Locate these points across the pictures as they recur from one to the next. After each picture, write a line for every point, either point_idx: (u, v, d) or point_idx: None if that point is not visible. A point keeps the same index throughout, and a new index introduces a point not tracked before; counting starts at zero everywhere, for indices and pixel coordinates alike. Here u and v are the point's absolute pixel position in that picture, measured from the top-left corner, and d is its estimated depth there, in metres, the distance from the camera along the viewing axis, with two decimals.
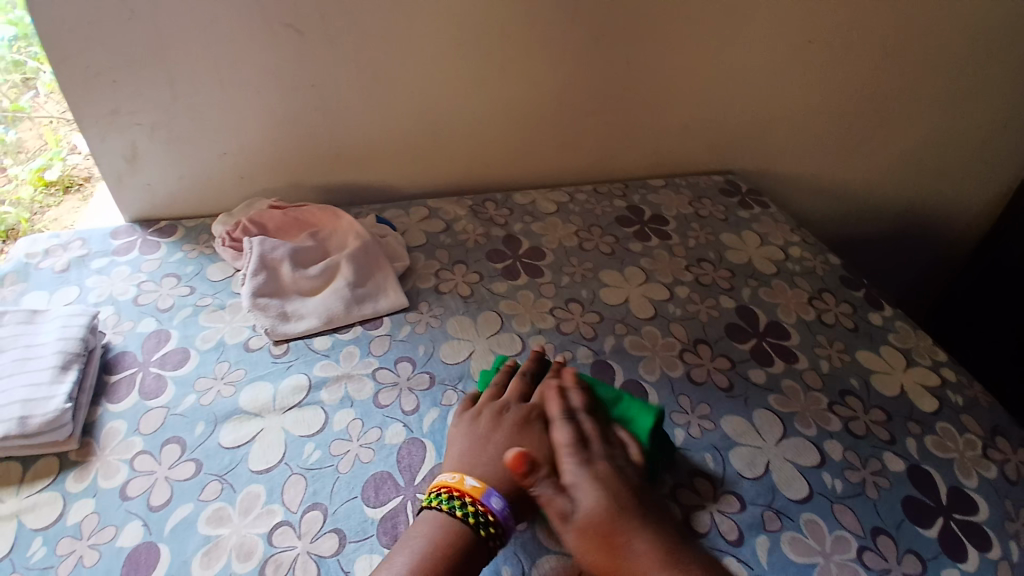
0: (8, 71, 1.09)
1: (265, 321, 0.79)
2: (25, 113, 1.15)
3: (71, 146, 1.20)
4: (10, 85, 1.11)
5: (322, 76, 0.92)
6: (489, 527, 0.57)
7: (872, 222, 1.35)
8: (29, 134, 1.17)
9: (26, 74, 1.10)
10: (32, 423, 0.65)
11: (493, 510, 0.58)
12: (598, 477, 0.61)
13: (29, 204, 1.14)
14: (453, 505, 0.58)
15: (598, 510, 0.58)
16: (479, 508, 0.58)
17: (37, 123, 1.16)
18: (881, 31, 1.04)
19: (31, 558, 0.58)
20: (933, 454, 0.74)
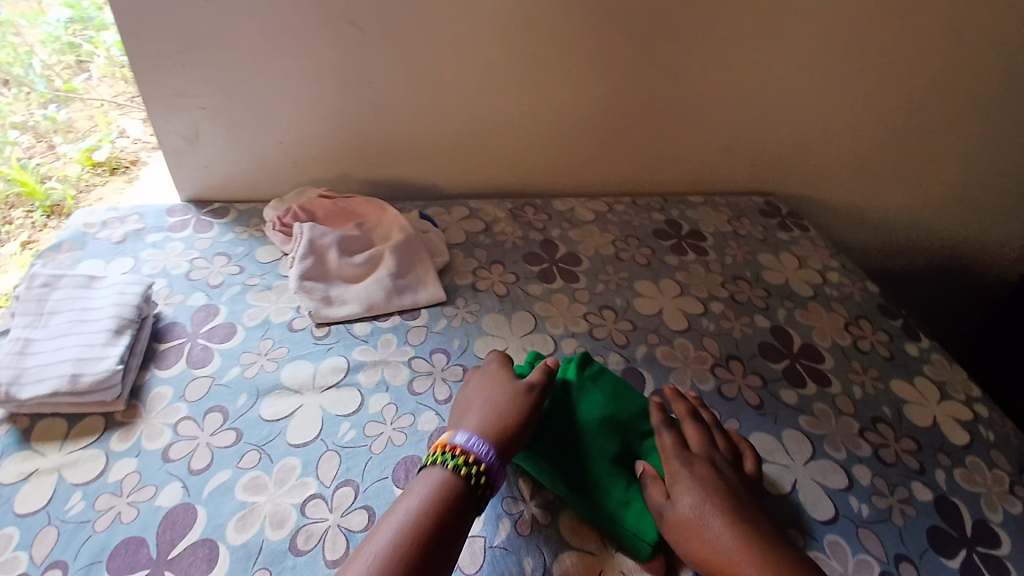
0: (63, 51, 1.23)
1: (309, 304, 0.82)
2: (77, 94, 1.25)
3: (119, 130, 1.28)
4: (65, 67, 1.24)
5: (377, 73, 0.96)
6: (481, 475, 0.57)
7: (913, 255, 1.33)
8: (80, 114, 1.25)
9: (81, 56, 1.25)
10: (84, 381, 0.68)
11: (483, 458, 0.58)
12: (698, 474, 0.60)
13: (76, 182, 1.18)
14: (447, 459, 0.57)
15: (700, 502, 0.57)
16: (469, 458, 0.57)
17: (88, 104, 1.26)
18: (937, 63, 1.03)
19: (69, 511, 0.61)
20: (962, 487, 0.73)
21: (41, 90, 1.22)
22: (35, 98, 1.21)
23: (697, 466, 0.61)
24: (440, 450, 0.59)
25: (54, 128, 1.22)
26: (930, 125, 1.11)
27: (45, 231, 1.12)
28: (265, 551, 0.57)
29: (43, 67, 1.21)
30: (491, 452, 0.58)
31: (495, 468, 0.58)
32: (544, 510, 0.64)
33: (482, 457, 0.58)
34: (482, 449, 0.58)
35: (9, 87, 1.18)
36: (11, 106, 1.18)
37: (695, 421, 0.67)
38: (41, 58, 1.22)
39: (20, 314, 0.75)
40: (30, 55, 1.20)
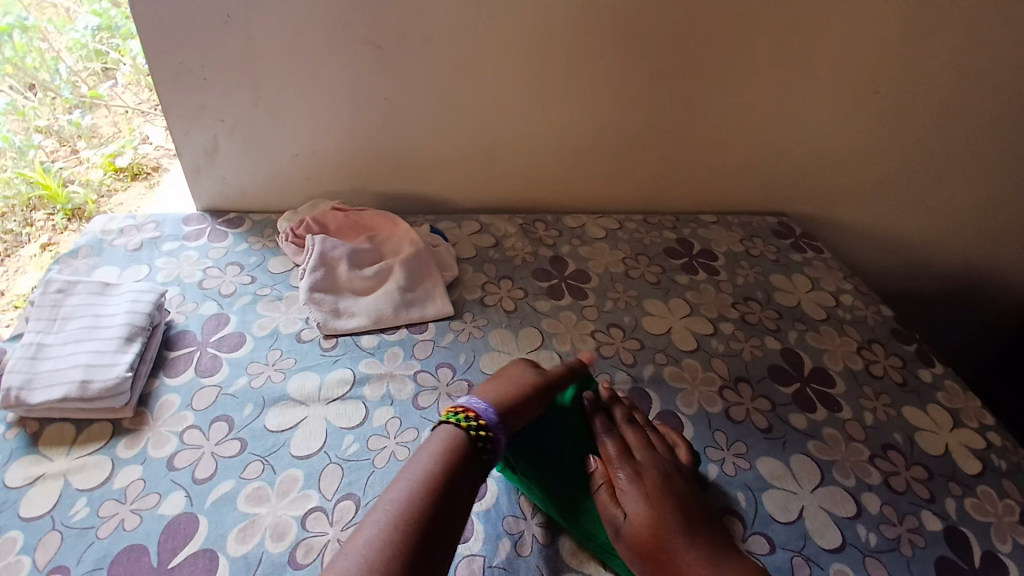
0: (89, 58, 1.26)
1: (318, 316, 0.83)
2: (102, 100, 1.29)
3: (142, 136, 1.31)
4: (91, 74, 1.28)
5: (393, 89, 0.97)
6: (485, 438, 0.59)
7: (930, 279, 1.31)
8: (103, 120, 1.29)
9: (107, 64, 1.29)
10: (93, 388, 0.69)
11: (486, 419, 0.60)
12: (646, 485, 0.61)
13: (98, 187, 1.22)
14: (455, 417, 0.60)
15: (650, 517, 0.58)
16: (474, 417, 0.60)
17: (112, 111, 1.30)
18: (955, 87, 1.02)
19: (73, 517, 0.61)
20: (971, 516, 0.71)
21: (67, 95, 1.25)
22: (60, 103, 1.24)
23: (644, 476, 0.62)
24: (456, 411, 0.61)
25: (78, 133, 1.25)
26: (949, 148, 1.10)
27: (65, 234, 1.15)
28: (264, 564, 0.57)
29: (69, 73, 1.24)
30: (496, 414, 0.61)
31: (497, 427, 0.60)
32: (545, 531, 0.63)
33: (486, 418, 0.60)
34: (487, 411, 0.61)
35: (36, 92, 1.21)
36: (37, 110, 1.22)
37: (633, 426, 0.67)
38: (68, 64, 1.24)
39: (34, 318, 0.76)
40: (56, 61, 1.23)
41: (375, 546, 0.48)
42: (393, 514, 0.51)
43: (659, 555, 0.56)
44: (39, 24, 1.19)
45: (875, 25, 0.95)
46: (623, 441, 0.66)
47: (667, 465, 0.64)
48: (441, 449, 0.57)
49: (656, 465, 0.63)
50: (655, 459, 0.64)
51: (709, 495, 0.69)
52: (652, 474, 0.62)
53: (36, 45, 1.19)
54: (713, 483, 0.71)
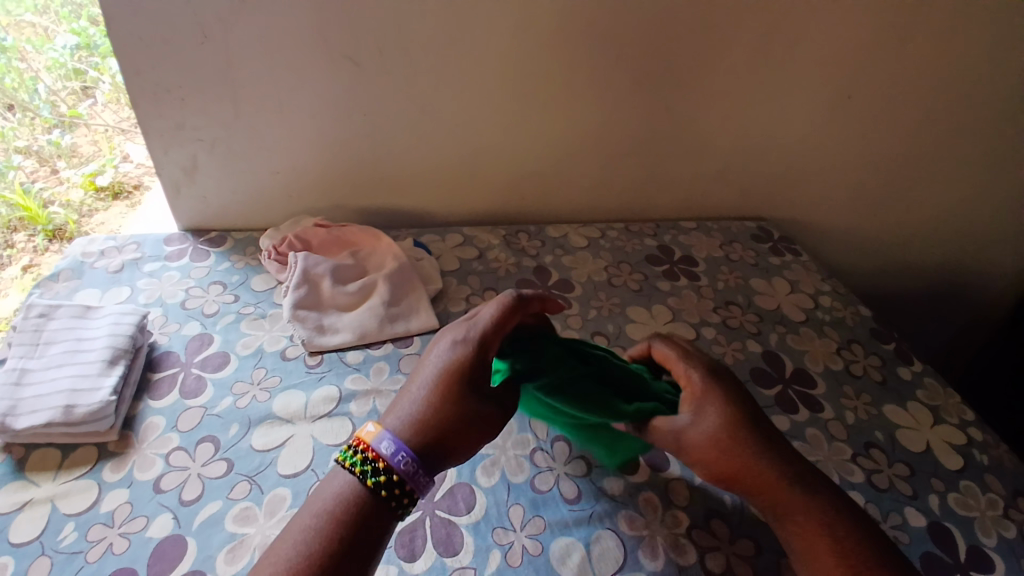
0: (68, 77, 1.22)
1: (303, 332, 0.83)
2: (82, 120, 1.25)
3: (123, 155, 1.30)
4: (70, 92, 1.23)
5: (372, 105, 0.98)
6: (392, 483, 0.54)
7: (907, 279, 1.34)
8: (83, 139, 1.26)
9: (86, 83, 1.24)
10: (77, 412, 0.69)
11: (394, 466, 0.54)
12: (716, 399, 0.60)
13: (78, 207, 1.21)
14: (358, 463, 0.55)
15: (725, 428, 0.59)
16: (380, 465, 0.54)
17: (92, 130, 1.26)
18: (919, 92, 1.05)
19: (62, 541, 0.61)
20: (956, 512, 0.72)
21: (45, 115, 1.21)
22: (39, 123, 1.21)
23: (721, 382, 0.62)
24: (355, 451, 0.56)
25: (58, 153, 1.22)
26: (917, 150, 1.13)
27: (46, 254, 1.15)
28: None
29: (48, 92, 1.20)
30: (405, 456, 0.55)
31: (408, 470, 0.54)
32: (535, 541, 0.64)
33: (394, 465, 0.54)
34: (399, 456, 0.55)
35: (13, 112, 1.18)
36: (14, 131, 1.18)
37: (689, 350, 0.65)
38: (46, 83, 1.20)
39: (16, 344, 0.76)
40: (34, 81, 1.18)
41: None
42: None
43: (745, 475, 0.58)
44: (17, 43, 1.15)
45: (839, 33, 0.98)
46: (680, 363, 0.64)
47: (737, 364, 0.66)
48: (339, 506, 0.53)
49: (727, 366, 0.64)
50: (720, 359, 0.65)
51: (693, 498, 0.69)
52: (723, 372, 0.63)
53: (14, 65, 1.15)
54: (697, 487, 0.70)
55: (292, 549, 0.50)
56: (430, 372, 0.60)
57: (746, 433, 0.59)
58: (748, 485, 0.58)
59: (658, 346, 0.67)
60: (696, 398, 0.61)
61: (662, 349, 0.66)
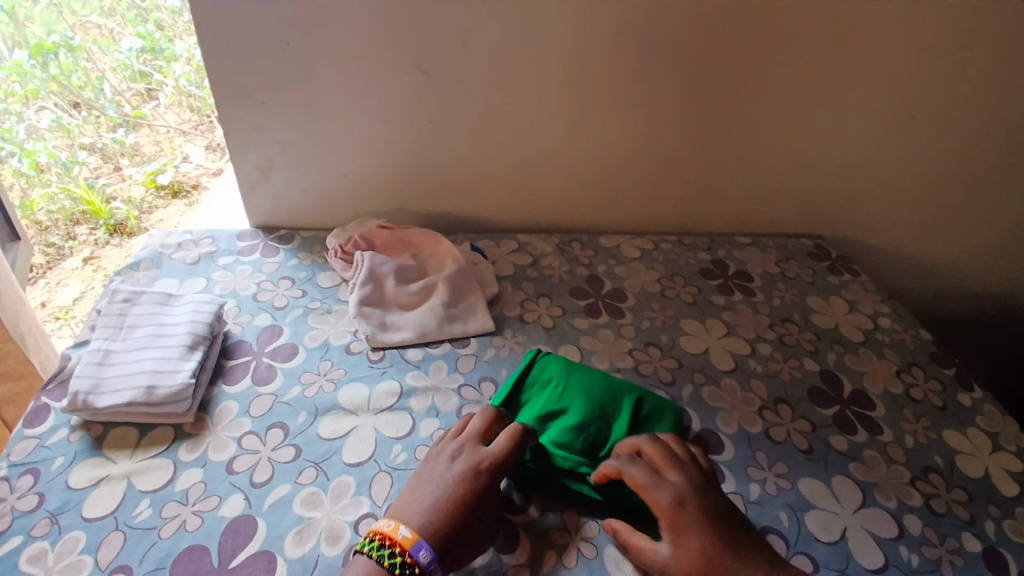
0: (133, 79, 1.48)
1: (367, 329, 0.86)
2: (145, 120, 1.49)
3: (183, 155, 1.51)
4: (135, 94, 1.49)
5: (437, 113, 1.01)
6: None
7: (970, 304, 1.30)
8: (145, 138, 1.51)
9: (150, 84, 1.50)
10: (158, 393, 0.73)
11: (415, 557, 0.56)
12: (685, 513, 0.60)
13: (139, 204, 1.43)
14: (382, 554, 0.56)
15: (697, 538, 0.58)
16: (402, 556, 0.56)
17: (154, 130, 1.51)
18: (995, 111, 1.02)
19: (136, 517, 0.64)
20: (1011, 538, 0.70)
21: (110, 114, 1.46)
22: (104, 121, 1.46)
23: (686, 504, 0.61)
24: (377, 538, 0.57)
25: (121, 151, 1.47)
26: (989, 171, 1.10)
27: (105, 247, 1.38)
28: (321, 565, 0.60)
29: (113, 93, 1.46)
30: (429, 550, 0.56)
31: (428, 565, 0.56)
32: (591, 545, 0.64)
33: (416, 559, 0.56)
34: (422, 551, 0.56)
35: (80, 110, 1.45)
36: (81, 127, 1.45)
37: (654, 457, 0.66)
38: (112, 84, 1.46)
39: (101, 326, 0.81)
40: (101, 80, 1.45)
41: None
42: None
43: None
44: (83, 44, 1.41)
45: (912, 49, 0.96)
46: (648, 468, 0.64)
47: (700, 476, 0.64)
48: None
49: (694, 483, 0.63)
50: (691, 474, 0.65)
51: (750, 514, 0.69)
52: (684, 493, 0.61)
53: (81, 64, 1.42)
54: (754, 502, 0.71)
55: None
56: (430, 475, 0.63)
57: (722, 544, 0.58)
58: None
59: (627, 472, 0.64)
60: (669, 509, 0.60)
61: (631, 477, 0.63)
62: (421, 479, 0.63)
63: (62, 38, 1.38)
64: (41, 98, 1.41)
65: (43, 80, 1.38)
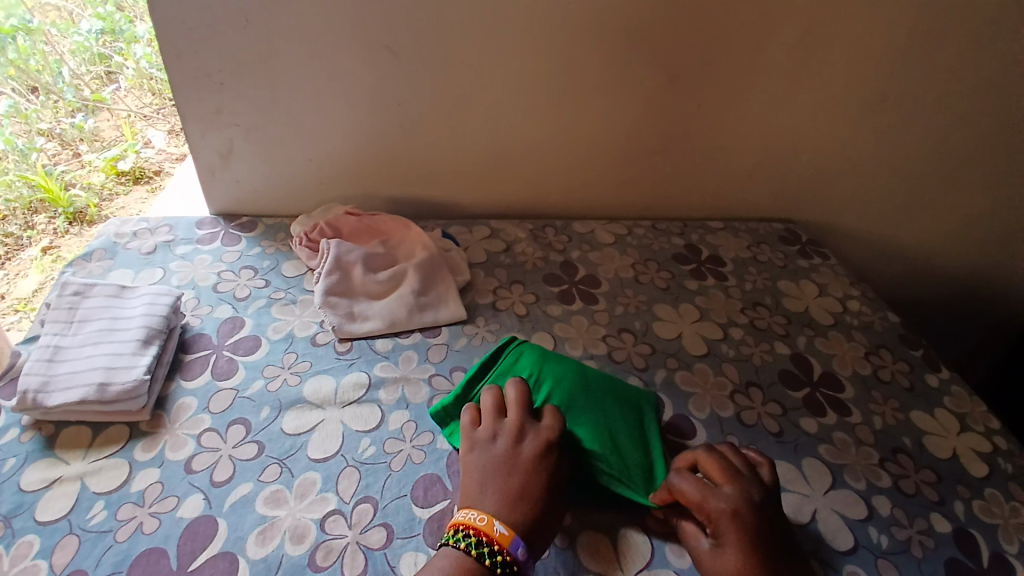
0: (92, 62, 1.43)
1: (333, 319, 0.83)
2: (105, 104, 1.45)
3: (144, 140, 1.47)
4: (94, 77, 1.44)
5: (406, 95, 0.98)
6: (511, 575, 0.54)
7: (933, 286, 1.32)
8: (105, 123, 1.45)
9: (110, 67, 1.45)
10: (111, 391, 0.69)
11: (514, 555, 0.55)
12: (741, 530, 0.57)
13: (99, 191, 1.37)
14: (480, 550, 0.55)
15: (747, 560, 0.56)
16: (506, 555, 0.55)
17: (115, 114, 1.46)
18: (964, 98, 1.03)
19: (90, 520, 0.61)
20: (979, 518, 0.71)
21: (69, 98, 1.40)
22: (62, 106, 1.39)
23: (744, 518, 0.58)
24: (474, 534, 0.55)
25: (81, 137, 1.40)
26: (954, 155, 1.11)
27: (65, 237, 1.30)
28: (285, 565, 0.58)
29: (72, 76, 1.40)
30: (524, 546, 0.56)
31: (524, 563, 0.55)
32: (563, 534, 0.63)
33: (515, 555, 0.55)
34: (518, 548, 0.55)
35: (38, 94, 1.35)
36: (39, 113, 1.35)
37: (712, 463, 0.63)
38: (70, 67, 1.40)
39: (50, 321, 0.76)
40: (59, 64, 1.37)
41: None
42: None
43: None
44: (41, 26, 1.33)
45: (883, 31, 0.96)
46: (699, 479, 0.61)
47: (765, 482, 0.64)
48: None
49: (746, 493, 0.61)
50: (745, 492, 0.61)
51: None
52: (739, 506, 0.59)
53: (39, 48, 1.33)
54: None
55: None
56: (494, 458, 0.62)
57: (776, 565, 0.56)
58: None
59: (677, 484, 0.61)
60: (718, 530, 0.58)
61: (683, 489, 0.60)
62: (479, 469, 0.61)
63: (20, 21, 1.30)
64: None
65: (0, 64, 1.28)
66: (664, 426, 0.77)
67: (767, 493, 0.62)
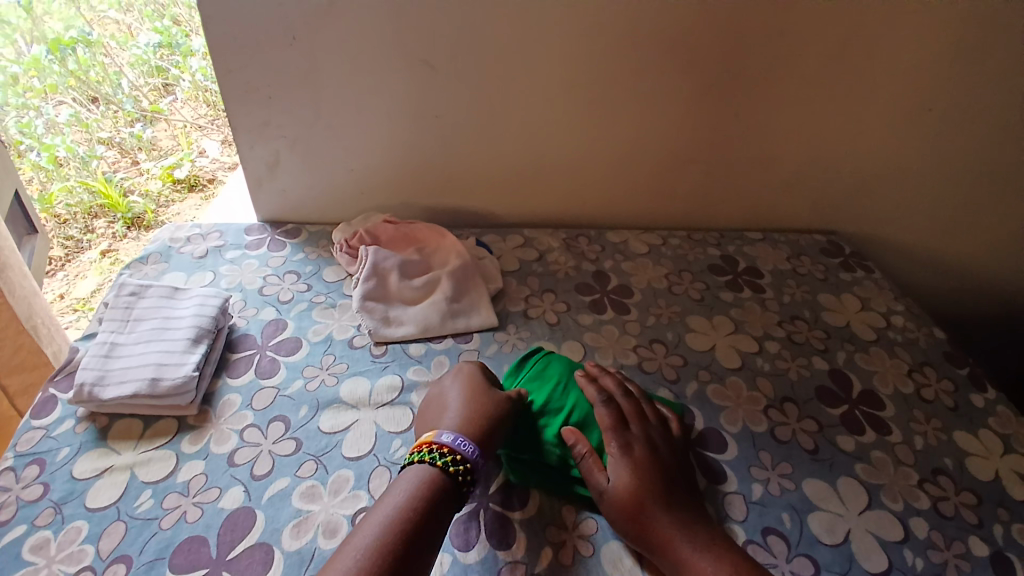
0: (151, 73, 1.54)
1: (370, 323, 0.86)
2: (163, 115, 1.54)
3: (199, 150, 1.54)
4: (152, 88, 1.56)
5: (443, 107, 1.01)
6: (461, 465, 0.61)
7: (989, 302, 1.26)
8: (163, 133, 1.55)
9: (167, 79, 1.56)
10: (161, 386, 0.73)
11: (469, 457, 0.62)
12: (637, 461, 0.64)
13: (156, 198, 1.45)
14: (436, 458, 0.61)
15: (636, 482, 0.63)
16: (455, 455, 0.61)
17: (172, 125, 1.55)
18: (1023, 107, 0.98)
19: (137, 509, 0.65)
20: (1021, 543, 0.68)
21: (128, 109, 1.52)
22: (122, 116, 1.51)
23: (636, 451, 0.65)
24: (424, 448, 0.62)
25: (138, 146, 1.51)
26: (1011, 165, 1.06)
27: (122, 240, 1.41)
28: (316, 558, 0.60)
29: (130, 87, 1.52)
30: (466, 442, 0.63)
31: (473, 459, 0.62)
32: (588, 542, 0.64)
33: (467, 455, 0.62)
34: (467, 448, 0.62)
35: (98, 104, 1.50)
36: (99, 122, 1.49)
37: (628, 400, 0.71)
38: (130, 79, 1.52)
39: (108, 319, 0.81)
40: (119, 76, 1.51)
41: (361, 565, 0.50)
42: (363, 562, 0.51)
43: (651, 526, 0.60)
44: (100, 39, 1.48)
45: (931, 39, 0.93)
46: (618, 411, 0.69)
47: (654, 429, 0.68)
48: (420, 486, 0.58)
49: (647, 433, 0.68)
50: (647, 432, 0.68)
51: (751, 513, 0.69)
52: (630, 495, 0.62)
53: (98, 60, 1.48)
54: (756, 502, 0.70)
55: (367, 538, 0.53)
56: (466, 386, 0.71)
57: (660, 488, 0.63)
58: (655, 552, 0.60)
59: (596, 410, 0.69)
60: (618, 455, 0.65)
61: (600, 413, 0.69)
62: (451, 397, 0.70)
63: (80, 34, 1.45)
64: (59, 93, 1.47)
65: (62, 75, 1.44)
66: (693, 437, 0.77)
67: (667, 435, 0.69)
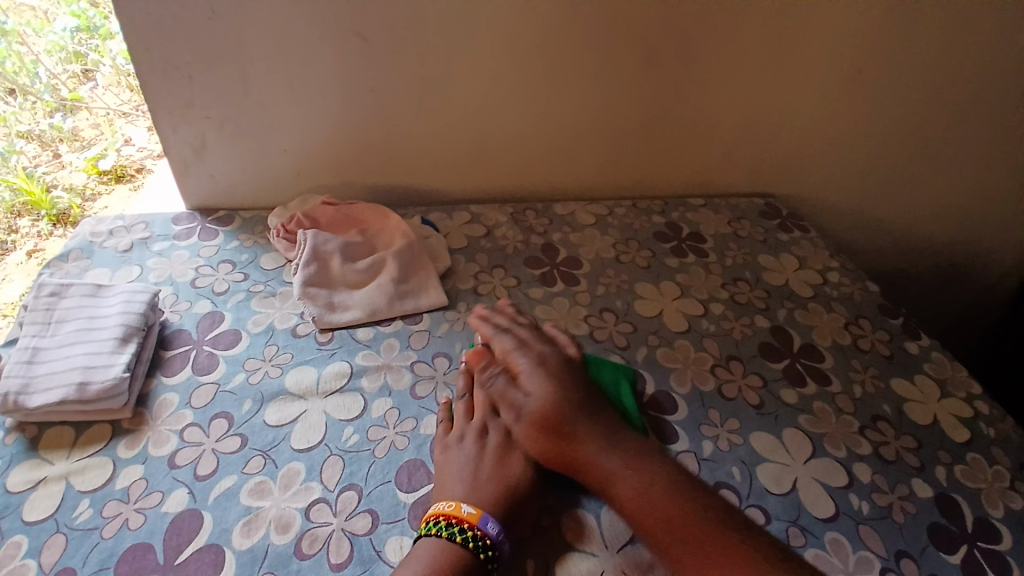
0: (68, 60, 1.31)
1: (313, 310, 0.83)
2: (82, 103, 1.35)
3: (124, 138, 1.38)
4: (70, 76, 1.33)
5: (381, 82, 0.97)
6: (485, 548, 0.57)
7: (918, 258, 1.34)
8: (85, 122, 1.36)
9: (87, 65, 1.33)
10: (90, 389, 0.68)
11: (490, 534, 0.58)
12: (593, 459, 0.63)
13: (82, 191, 1.28)
14: (452, 532, 0.58)
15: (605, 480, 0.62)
16: (478, 533, 0.58)
17: (93, 113, 1.36)
18: (940, 68, 1.03)
19: (76, 519, 0.61)
20: (961, 483, 0.73)
21: (47, 99, 1.31)
22: (41, 107, 1.31)
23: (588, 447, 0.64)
24: (444, 519, 0.59)
25: (60, 137, 1.32)
26: (932, 126, 1.11)
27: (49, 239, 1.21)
28: (270, 556, 0.58)
29: (49, 76, 1.29)
30: (496, 522, 0.59)
31: (498, 540, 0.58)
32: (547, 514, 0.64)
33: (489, 533, 0.58)
34: (491, 526, 0.58)
35: (16, 96, 1.28)
36: (17, 115, 1.28)
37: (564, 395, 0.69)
38: (46, 66, 1.29)
39: (28, 323, 0.75)
40: (36, 64, 1.27)
41: None
42: None
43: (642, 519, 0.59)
44: (16, 27, 1.21)
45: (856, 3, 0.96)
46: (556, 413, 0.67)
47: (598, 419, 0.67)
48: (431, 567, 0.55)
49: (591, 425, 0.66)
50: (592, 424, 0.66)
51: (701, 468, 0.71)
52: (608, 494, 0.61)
53: (14, 49, 1.23)
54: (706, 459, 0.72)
55: None
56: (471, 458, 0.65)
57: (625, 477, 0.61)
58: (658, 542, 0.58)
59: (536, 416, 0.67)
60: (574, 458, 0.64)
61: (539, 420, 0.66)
62: (462, 458, 0.65)
63: None
64: None
65: None
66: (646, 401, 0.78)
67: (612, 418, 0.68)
